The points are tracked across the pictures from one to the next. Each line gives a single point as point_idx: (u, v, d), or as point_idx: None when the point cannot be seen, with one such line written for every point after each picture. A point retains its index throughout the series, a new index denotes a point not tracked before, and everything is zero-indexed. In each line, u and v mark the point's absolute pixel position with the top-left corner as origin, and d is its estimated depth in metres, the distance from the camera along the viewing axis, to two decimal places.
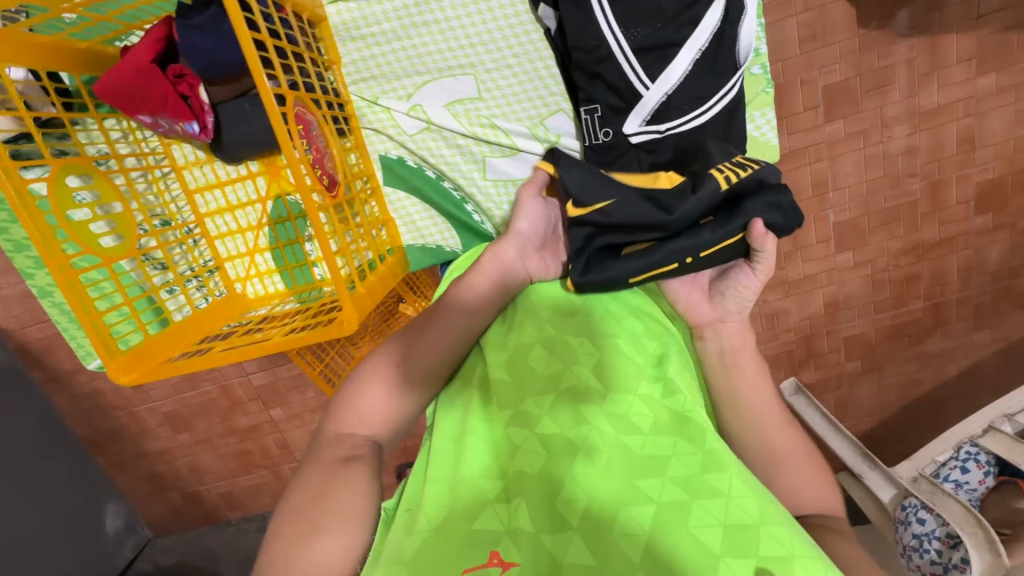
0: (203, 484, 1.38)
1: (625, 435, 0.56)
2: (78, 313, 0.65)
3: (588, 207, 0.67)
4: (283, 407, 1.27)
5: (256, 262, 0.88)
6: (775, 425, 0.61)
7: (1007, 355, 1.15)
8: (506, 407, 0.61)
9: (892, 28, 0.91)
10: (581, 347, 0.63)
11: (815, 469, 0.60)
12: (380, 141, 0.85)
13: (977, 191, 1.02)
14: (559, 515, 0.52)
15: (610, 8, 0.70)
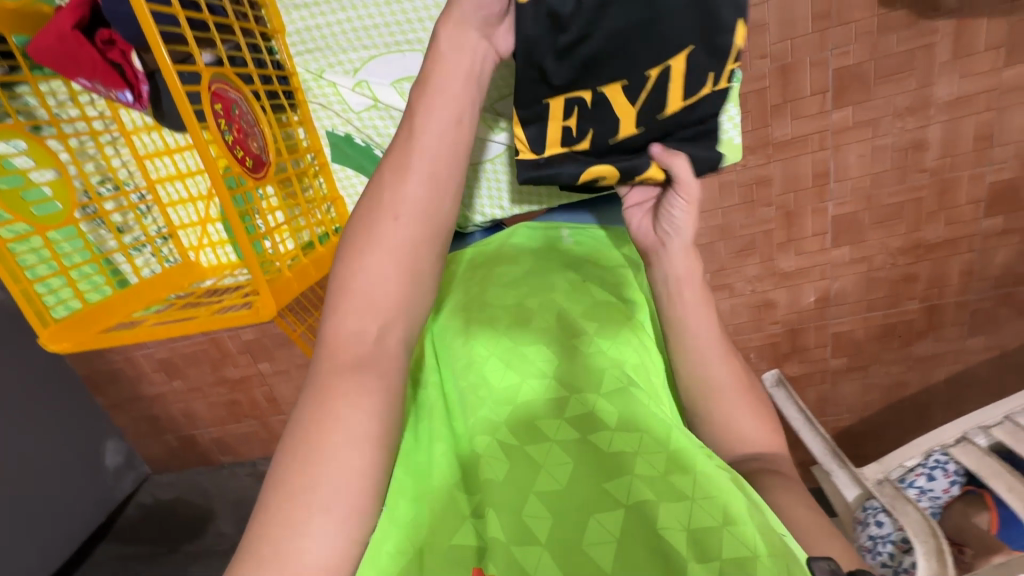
0: (196, 429, 1.45)
1: (591, 436, 0.51)
2: (9, 282, 0.65)
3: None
4: (271, 362, 1.31)
5: (208, 231, 0.87)
6: (717, 359, 0.62)
7: (998, 364, 1.12)
8: (468, 419, 0.55)
9: (915, 8, 0.84)
10: (539, 354, 0.58)
11: (752, 402, 0.62)
12: (327, 116, 0.84)
13: (990, 191, 0.96)
14: (527, 526, 0.47)
15: None
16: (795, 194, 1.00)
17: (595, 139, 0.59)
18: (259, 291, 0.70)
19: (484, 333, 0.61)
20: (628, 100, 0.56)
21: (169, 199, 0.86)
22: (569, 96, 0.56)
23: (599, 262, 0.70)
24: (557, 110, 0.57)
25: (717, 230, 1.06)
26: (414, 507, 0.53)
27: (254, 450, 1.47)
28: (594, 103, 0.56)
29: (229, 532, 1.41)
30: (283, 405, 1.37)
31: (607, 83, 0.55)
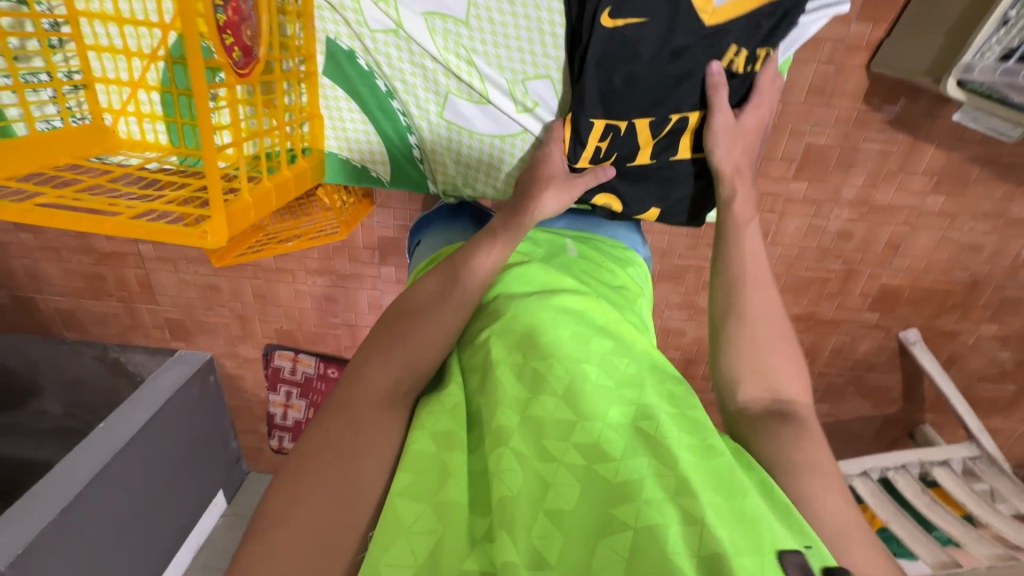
0: (40, 294, 1.23)
1: (597, 463, 0.44)
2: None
3: (622, 20, 0.62)
4: (156, 246, 1.14)
5: (138, 99, 0.67)
6: (761, 287, 0.60)
7: (830, 428, 1.32)
8: (478, 429, 0.48)
9: (887, 114, 0.92)
10: (550, 370, 0.50)
11: (786, 352, 0.58)
12: (333, 20, 0.68)
13: (878, 291, 1.11)
14: (539, 547, 0.39)
15: (642, 32, 0.62)
16: None
17: (618, 160, 0.71)
18: (212, 214, 0.54)
19: (508, 338, 0.54)
20: (651, 134, 0.69)
21: (94, 41, 0.64)
22: (608, 122, 0.68)
23: (598, 279, 0.67)
24: (597, 130, 0.68)
25: (657, 252, 1.09)
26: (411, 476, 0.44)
27: (109, 334, 1.30)
28: (626, 133, 0.69)
29: (55, 413, 1.30)
30: (158, 295, 1.21)
31: (639, 117, 0.68)
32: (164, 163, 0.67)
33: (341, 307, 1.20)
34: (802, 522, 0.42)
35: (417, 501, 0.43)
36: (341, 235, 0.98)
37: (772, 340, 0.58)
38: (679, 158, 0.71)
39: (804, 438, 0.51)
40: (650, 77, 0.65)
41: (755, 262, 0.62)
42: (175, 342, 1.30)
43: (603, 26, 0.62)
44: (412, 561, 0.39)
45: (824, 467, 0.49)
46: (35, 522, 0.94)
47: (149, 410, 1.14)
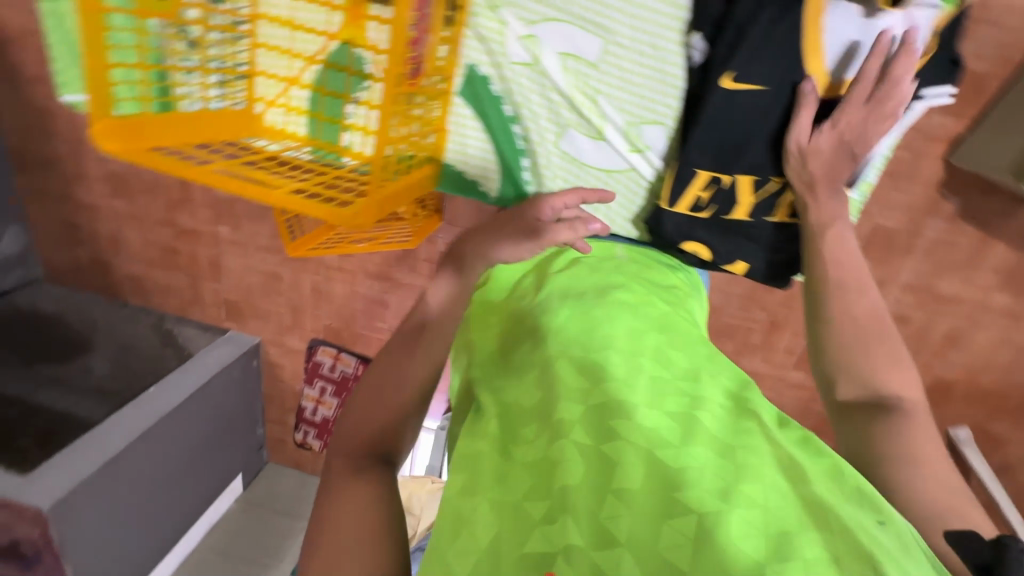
0: (117, 258, 1.32)
1: (654, 449, 0.49)
2: (89, 54, 0.57)
3: (744, 84, 0.65)
4: (232, 230, 1.21)
5: (290, 94, 0.75)
6: (855, 290, 0.67)
7: None
8: (539, 412, 0.53)
9: (960, 207, 0.92)
10: (611, 360, 0.56)
11: (885, 355, 0.63)
12: (477, 49, 0.74)
13: (930, 382, 1.09)
14: (608, 528, 0.44)
15: (761, 97, 0.65)
16: (788, 310, 1.07)
17: (715, 213, 0.73)
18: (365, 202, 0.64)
19: (565, 332, 0.60)
20: (753, 193, 0.72)
21: (267, 40, 0.72)
22: (713, 174, 0.71)
23: (649, 277, 0.72)
24: (700, 180, 0.71)
25: (708, 308, 1.10)
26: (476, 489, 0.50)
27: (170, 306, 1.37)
28: (729, 186, 0.71)
29: (100, 371, 1.29)
30: (224, 276, 1.28)
31: (744, 172, 0.70)
32: (301, 153, 0.75)
33: (390, 314, 1.24)
34: (877, 501, 0.46)
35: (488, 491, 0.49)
36: (411, 244, 1.03)
37: (877, 342, 0.64)
38: (776, 221, 0.74)
39: (904, 430, 0.57)
40: (761, 143, 0.69)
41: (840, 268, 0.68)
42: (228, 323, 1.35)
43: (722, 88, 0.65)
44: (479, 546, 0.46)
45: (921, 458, 0.55)
46: (75, 473, 0.97)
47: (194, 384, 1.18)
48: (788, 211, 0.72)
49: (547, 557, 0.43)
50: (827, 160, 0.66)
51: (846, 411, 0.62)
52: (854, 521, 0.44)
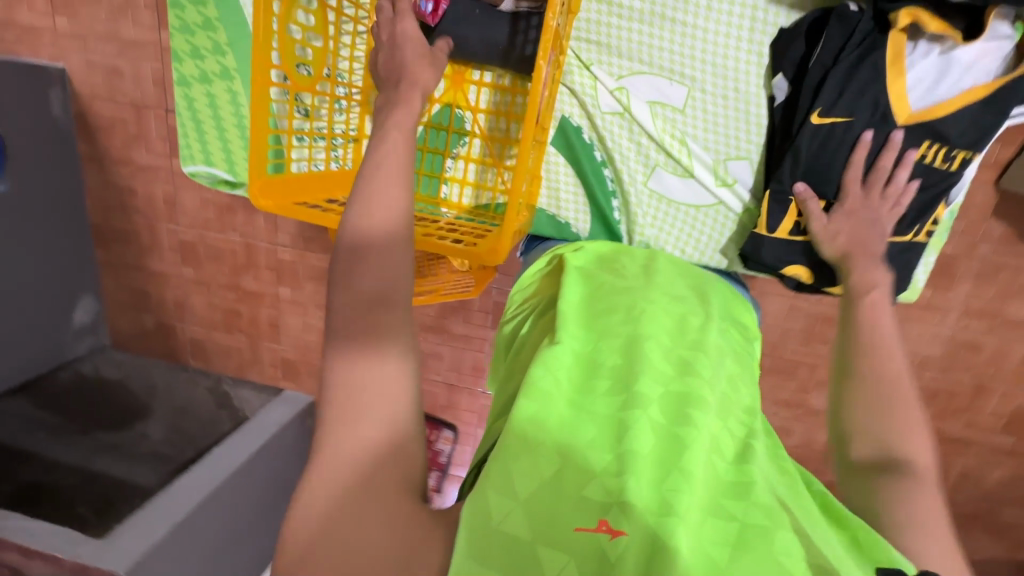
0: (182, 322, 1.38)
1: (717, 457, 0.51)
2: (254, 122, 0.66)
3: (831, 117, 0.72)
4: (293, 289, 1.26)
5: None
6: (892, 355, 0.63)
7: None
8: (617, 382, 0.54)
9: (1019, 230, 0.93)
10: (698, 360, 0.58)
11: (922, 432, 0.57)
12: (570, 102, 0.85)
13: (1013, 412, 1.04)
14: (666, 500, 0.45)
15: (850, 132, 0.73)
16: None
17: (816, 235, 0.78)
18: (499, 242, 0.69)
19: (658, 322, 0.61)
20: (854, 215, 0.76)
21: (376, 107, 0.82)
22: (807, 199, 0.77)
23: (732, 312, 0.73)
24: (796, 206, 0.78)
25: (768, 344, 1.09)
26: (540, 407, 0.51)
27: (228, 367, 1.41)
28: (826, 209, 0.77)
29: (156, 438, 1.30)
30: (282, 335, 1.32)
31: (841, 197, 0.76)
32: None
33: (445, 366, 1.25)
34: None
35: (553, 432, 0.49)
36: (471, 293, 1.01)
37: (906, 410, 0.58)
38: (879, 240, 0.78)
39: (916, 497, 0.52)
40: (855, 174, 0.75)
41: (873, 333, 0.65)
42: (284, 382, 1.38)
43: (811, 123, 0.73)
44: (540, 476, 0.47)
45: (931, 529, 0.50)
46: (148, 534, 0.98)
47: (257, 441, 1.20)
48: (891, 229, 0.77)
49: (606, 507, 0.45)
50: (850, 231, 0.74)
51: (853, 468, 0.58)
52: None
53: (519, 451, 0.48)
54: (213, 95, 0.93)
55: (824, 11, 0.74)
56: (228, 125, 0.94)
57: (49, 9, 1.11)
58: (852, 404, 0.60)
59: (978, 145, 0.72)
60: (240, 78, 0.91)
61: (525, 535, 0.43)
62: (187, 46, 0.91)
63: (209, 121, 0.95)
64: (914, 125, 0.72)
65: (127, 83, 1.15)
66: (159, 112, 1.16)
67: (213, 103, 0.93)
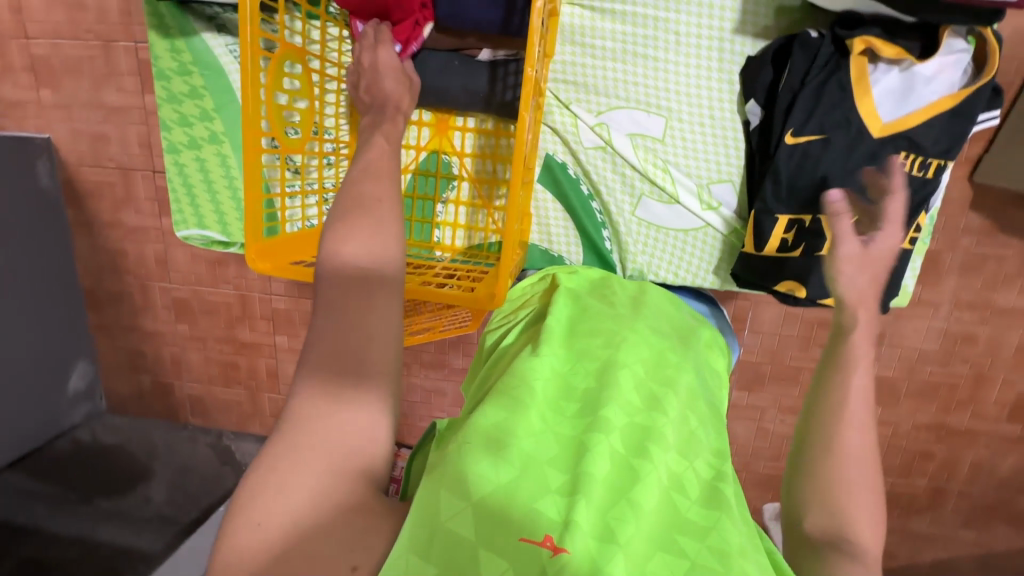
0: (179, 380, 1.36)
1: (676, 494, 0.55)
2: (248, 189, 0.67)
3: (804, 136, 0.75)
4: (289, 338, 1.26)
5: None
6: (860, 425, 0.55)
7: (980, 561, 1.18)
8: (585, 412, 0.59)
9: (997, 221, 0.95)
10: (668, 399, 0.62)
11: (874, 506, 0.53)
12: (553, 141, 0.87)
13: (1015, 399, 1.05)
14: (610, 527, 0.49)
15: (828, 149, 0.75)
16: None
17: (806, 250, 0.78)
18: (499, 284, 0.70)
19: (633, 357, 0.66)
20: None
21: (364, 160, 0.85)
22: (793, 216, 0.78)
23: (707, 361, 0.73)
24: (781, 224, 0.79)
25: (768, 352, 1.09)
26: (513, 422, 0.56)
27: (228, 422, 1.39)
28: (814, 226, 0.77)
29: (158, 500, 1.29)
30: (282, 384, 1.31)
31: None
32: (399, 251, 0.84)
33: (448, 401, 1.24)
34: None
35: (518, 448, 0.54)
36: (472, 327, 1.04)
37: (863, 488, 0.53)
38: None
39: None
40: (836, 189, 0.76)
41: (851, 405, 0.55)
42: None
43: (787, 143, 0.76)
44: (499, 482, 0.51)
45: None
46: None
47: None
48: None
49: (553, 524, 0.49)
50: (867, 275, 0.60)
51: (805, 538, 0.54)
52: None
53: (480, 456, 0.52)
54: (202, 160, 0.94)
55: (788, 38, 0.77)
56: (219, 188, 0.96)
57: (33, 82, 1.13)
58: (811, 479, 0.54)
59: (949, 153, 0.75)
60: (229, 141, 0.93)
61: (469, 541, 0.47)
62: (174, 114, 0.93)
63: (199, 185, 0.96)
64: (890, 138, 0.74)
65: (114, 147, 1.16)
66: (146, 173, 1.17)
67: (202, 167, 0.95)
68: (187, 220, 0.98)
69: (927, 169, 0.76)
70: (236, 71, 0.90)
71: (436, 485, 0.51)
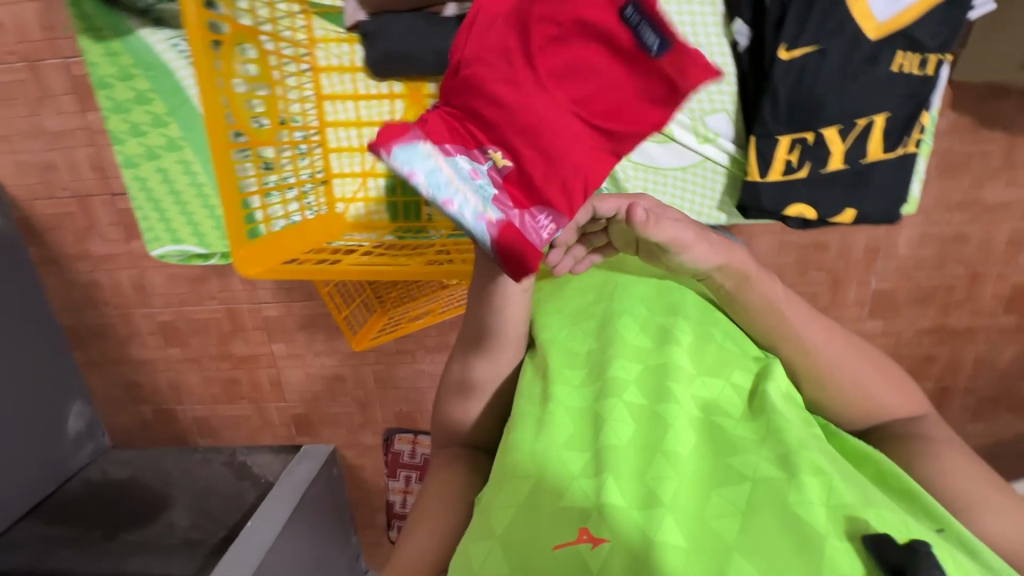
0: (181, 404, 1.33)
1: (717, 416, 0.57)
2: (223, 189, 0.61)
3: (798, 49, 0.74)
4: (287, 344, 1.23)
5: (365, 186, 0.83)
6: (823, 339, 0.62)
7: (990, 450, 1.22)
8: (596, 377, 0.61)
9: (979, 117, 0.95)
10: (679, 328, 0.64)
11: (879, 371, 0.63)
12: None
13: (1010, 290, 1.07)
14: (649, 491, 0.50)
15: (824, 58, 0.73)
16: (845, 263, 1.07)
17: (811, 168, 0.78)
18: None
19: (637, 301, 0.68)
20: (841, 140, 0.77)
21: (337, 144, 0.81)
22: (794, 136, 0.77)
23: None
24: (784, 145, 0.78)
25: None
26: (527, 425, 0.58)
27: (237, 437, 1.36)
28: (815, 143, 0.77)
29: (182, 524, 1.25)
30: (286, 391, 1.29)
31: (829, 126, 0.76)
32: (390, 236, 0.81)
33: None
34: (934, 508, 0.52)
35: (532, 441, 0.56)
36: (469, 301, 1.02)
37: (871, 376, 0.62)
38: (870, 159, 0.78)
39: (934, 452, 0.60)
40: (836, 100, 0.75)
41: (808, 326, 0.62)
42: (300, 438, 1.35)
43: (781, 59, 0.74)
44: (525, 490, 0.53)
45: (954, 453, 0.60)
46: None
47: (287, 507, 1.18)
48: (882, 146, 0.78)
49: (584, 514, 0.49)
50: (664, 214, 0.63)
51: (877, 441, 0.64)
52: (887, 514, 0.47)
53: (500, 485, 0.54)
54: (165, 170, 0.89)
55: None
56: (188, 198, 0.90)
57: None
58: (838, 407, 0.63)
59: (947, 47, 0.74)
60: (191, 146, 0.87)
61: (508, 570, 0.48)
62: (124, 125, 0.87)
63: (167, 198, 0.91)
64: (884, 39, 0.73)
65: (64, 176, 1.09)
66: (105, 198, 1.11)
67: (167, 177, 0.90)
68: (154, 237, 0.93)
69: (926, 67, 0.75)
70: (183, 68, 0.84)
71: (476, 536, 0.51)
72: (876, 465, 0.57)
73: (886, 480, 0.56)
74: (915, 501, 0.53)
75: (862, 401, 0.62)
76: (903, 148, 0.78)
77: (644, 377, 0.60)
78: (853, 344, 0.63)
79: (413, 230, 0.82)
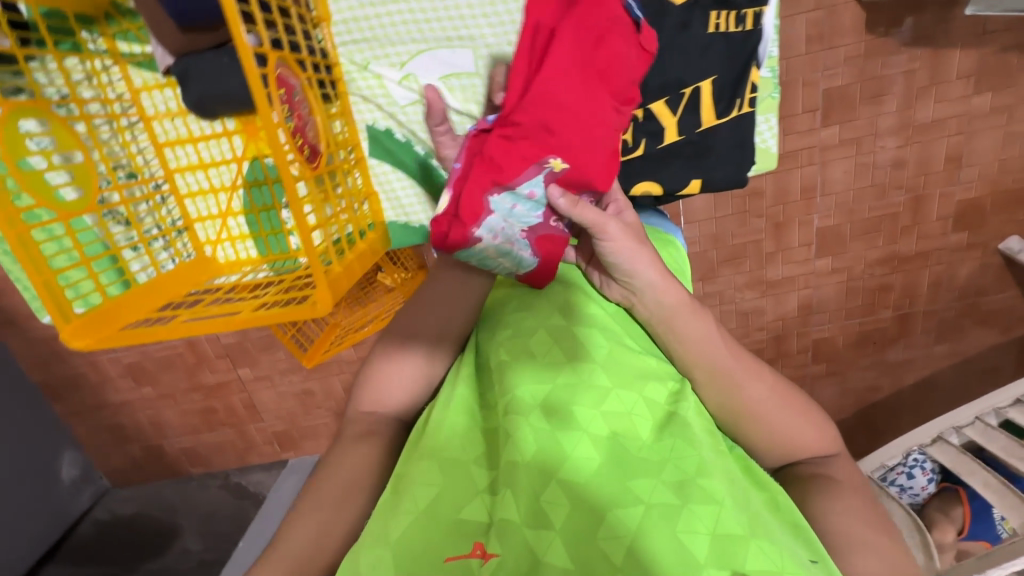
0: (166, 439, 1.37)
1: (624, 435, 0.58)
2: (28, 270, 0.62)
3: None
4: (252, 367, 1.25)
5: (228, 226, 0.84)
6: (749, 376, 0.64)
7: (960, 367, 1.22)
8: (505, 392, 0.62)
9: (898, 36, 0.90)
10: (591, 342, 0.65)
11: (802, 415, 0.65)
12: (368, 110, 0.81)
13: (956, 209, 1.05)
14: (542, 512, 0.53)
15: None
16: (784, 206, 1.05)
17: (647, 145, 0.79)
18: (317, 286, 0.67)
19: (553, 312, 0.68)
20: (671, 113, 0.79)
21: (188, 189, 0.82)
22: None
23: None
24: None
25: (709, 239, 1.08)
26: (438, 445, 0.60)
27: (227, 461, 1.41)
28: (646, 118, 0.78)
29: (196, 547, 1.32)
30: (262, 412, 1.32)
31: (654, 100, 0.78)
32: (260, 270, 0.83)
33: None
34: (814, 542, 0.55)
35: (435, 463, 0.58)
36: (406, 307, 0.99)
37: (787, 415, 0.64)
38: (705, 126, 0.80)
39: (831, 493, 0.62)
40: (656, 73, 0.76)
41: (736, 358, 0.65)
42: (286, 453, 1.39)
43: None
44: (421, 505, 0.55)
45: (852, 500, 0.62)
46: None
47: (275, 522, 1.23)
48: (713, 110, 0.79)
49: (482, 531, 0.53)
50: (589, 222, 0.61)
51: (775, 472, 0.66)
52: (765, 545, 0.51)
53: (405, 491, 0.57)
54: None
55: None
56: None
57: None
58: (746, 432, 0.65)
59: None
60: None
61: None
62: None
63: None
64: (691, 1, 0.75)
65: None
66: None
67: None
68: None
69: (743, 21, 0.76)
70: None
71: (371, 543, 0.54)
72: (771, 493, 0.60)
73: (775, 503, 0.59)
74: (799, 534, 0.56)
75: (772, 437, 0.64)
76: (739, 108, 0.79)
77: (552, 399, 0.61)
78: (779, 386, 0.65)
79: (285, 260, 0.83)
